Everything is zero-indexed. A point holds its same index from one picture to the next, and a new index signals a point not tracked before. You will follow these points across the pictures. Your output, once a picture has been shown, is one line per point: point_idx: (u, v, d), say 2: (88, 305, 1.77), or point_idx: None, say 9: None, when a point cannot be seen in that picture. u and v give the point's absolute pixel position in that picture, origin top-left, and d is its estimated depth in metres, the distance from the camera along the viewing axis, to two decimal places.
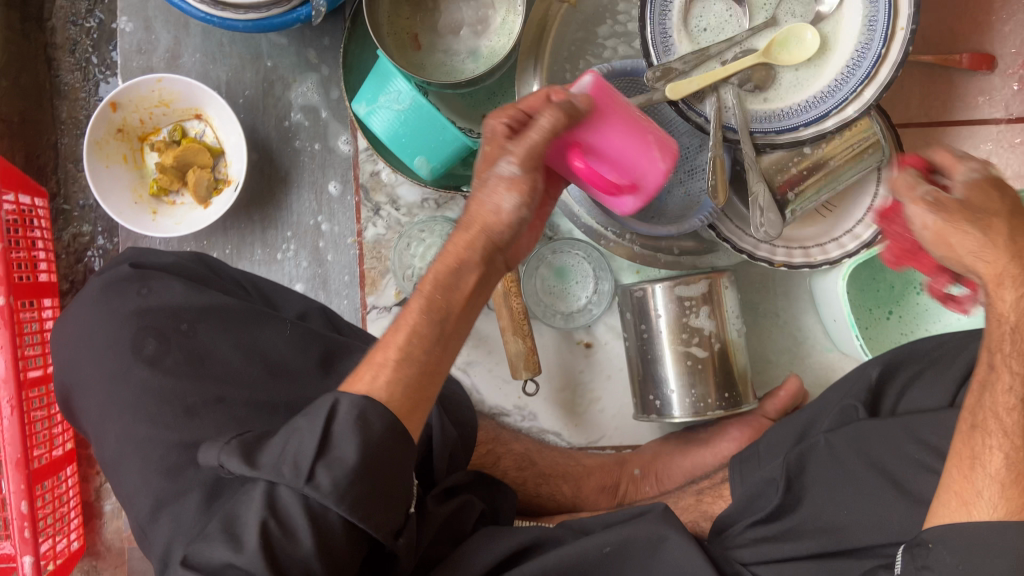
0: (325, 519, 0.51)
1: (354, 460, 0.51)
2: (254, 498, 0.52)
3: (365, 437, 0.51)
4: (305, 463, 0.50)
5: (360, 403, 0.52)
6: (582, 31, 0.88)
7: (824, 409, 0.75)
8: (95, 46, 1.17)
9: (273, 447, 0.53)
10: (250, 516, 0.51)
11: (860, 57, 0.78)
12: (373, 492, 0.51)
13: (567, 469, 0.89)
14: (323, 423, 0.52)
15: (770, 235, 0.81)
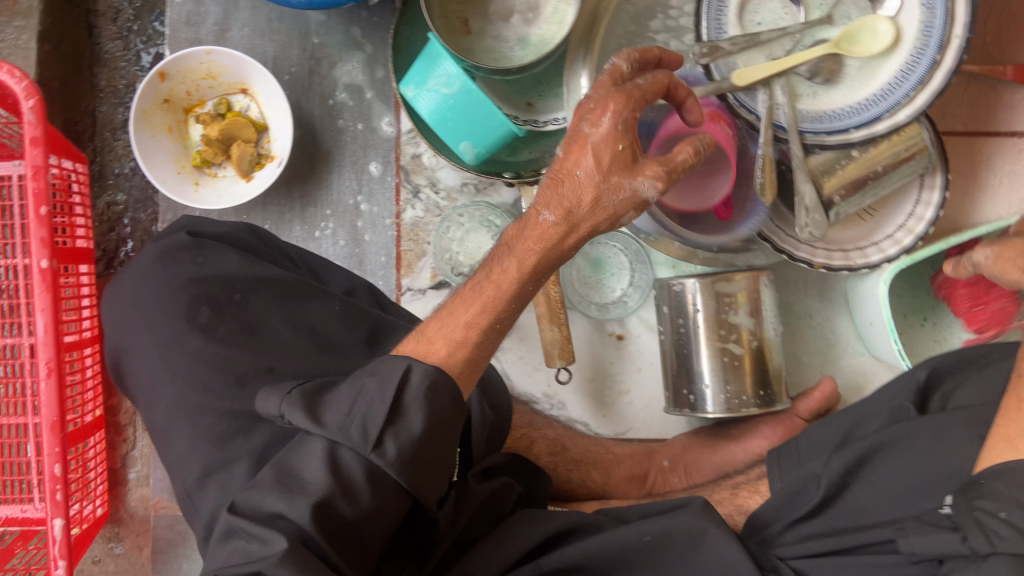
0: (385, 486, 0.53)
1: (417, 432, 0.54)
2: (313, 452, 0.54)
3: (432, 410, 0.54)
4: (374, 429, 0.53)
5: (432, 375, 0.55)
6: (633, 25, 0.87)
7: (871, 411, 0.77)
8: (137, 15, 1.19)
9: (340, 404, 0.55)
10: (309, 474, 0.53)
11: (915, 62, 0.78)
12: (428, 464, 0.55)
13: (598, 456, 0.90)
14: (395, 391, 0.54)
15: (813, 236, 0.82)
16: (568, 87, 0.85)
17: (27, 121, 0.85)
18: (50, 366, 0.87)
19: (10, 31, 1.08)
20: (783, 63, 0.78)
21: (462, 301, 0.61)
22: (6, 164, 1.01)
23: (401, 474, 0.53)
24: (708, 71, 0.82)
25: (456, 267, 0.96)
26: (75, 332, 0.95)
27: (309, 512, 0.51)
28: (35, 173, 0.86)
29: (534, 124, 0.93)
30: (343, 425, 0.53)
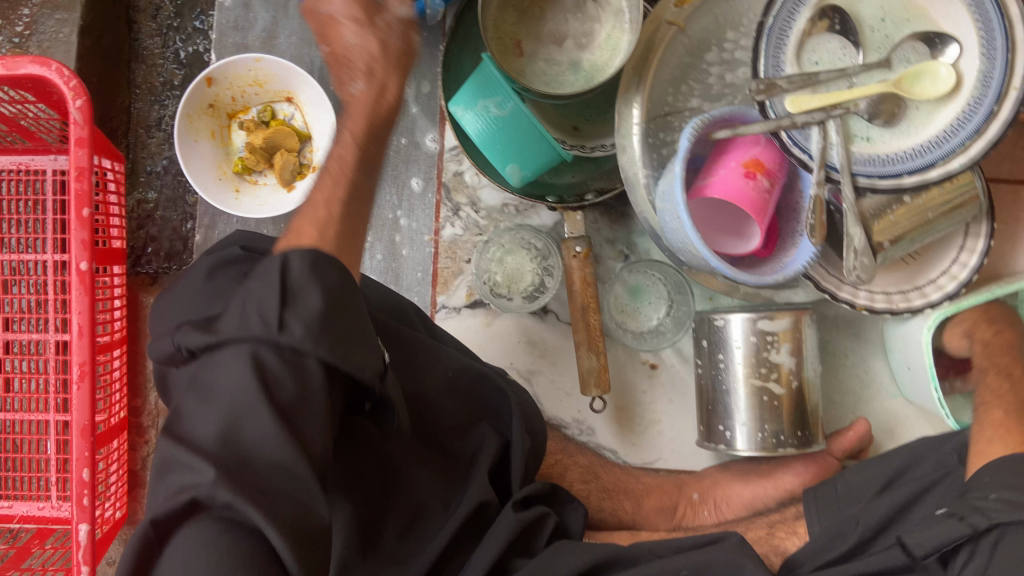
0: (298, 364, 0.51)
1: (318, 307, 0.52)
2: (224, 364, 0.50)
3: (325, 284, 0.53)
4: (271, 315, 0.51)
5: (311, 256, 0.54)
6: (688, 57, 0.87)
7: (919, 459, 0.80)
8: (179, 13, 1.17)
9: (230, 315, 0.52)
10: (224, 386, 0.49)
11: (971, 112, 0.74)
12: (347, 337, 0.53)
13: (629, 485, 0.91)
14: (278, 279, 0.52)
15: (860, 279, 0.82)
16: (621, 113, 0.88)
17: (73, 121, 0.85)
18: (85, 370, 0.87)
19: (52, 24, 1.07)
20: (841, 95, 0.78)
21: (316, 189, 0.65)
22: (43, 159, 1.03)
23: (317, 346, 0.51)
24: (763, 108, 0.82)
25: (496, 289, 0.95)
26: (105, 334, 0.95)
27: (233, 416, 0.49)
28: (79, 173, 0.86)
29: (582, 149, 0.92)
30: (241, 326, 0.51)
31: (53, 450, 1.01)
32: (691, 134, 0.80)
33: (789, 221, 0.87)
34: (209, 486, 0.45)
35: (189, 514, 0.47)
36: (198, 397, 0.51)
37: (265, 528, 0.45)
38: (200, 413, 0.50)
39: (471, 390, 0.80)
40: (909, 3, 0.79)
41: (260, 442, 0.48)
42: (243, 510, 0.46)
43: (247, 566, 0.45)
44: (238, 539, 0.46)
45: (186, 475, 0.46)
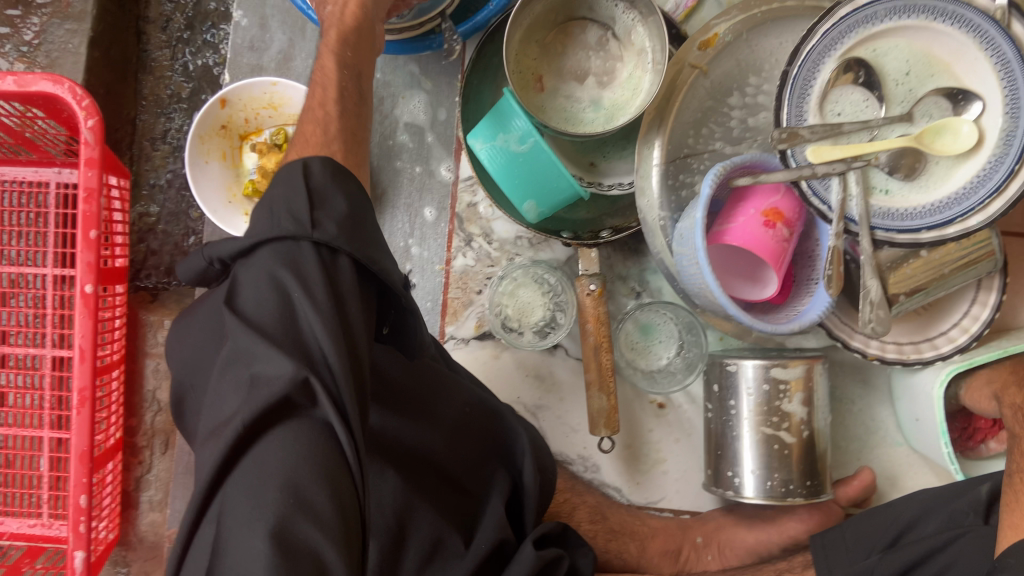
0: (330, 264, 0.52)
1: (343, 210, 0.55)
2: (264, 263, 0.52)
3: (346, 192, 0.57)
4: (303, 215, 0.53)
5: (330, 166, 0.58)
6: (710, 100, 0.87)
7: (929, 511, 0.80)
8: (189, 25, 1.15)
9: (257, 220, 0.54)
10: (266, 272, 0.51)
11: (992, 169, 0.73)
12: (368, 237, 0.56)
13: (635, 527, 0.91)
14: (302, 181, 0.55)
15: (876, 331, 0.82)
16: (640, 155, 0.88)
17: (84, 141, 0.85)
18: (84, 395, 0.87)
19: (61, 34, 1.06)
20: (862, 147, 0.76)
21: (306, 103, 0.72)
22: (48, 172, 1.00)
23: (348, 243, 0.53)
24: (784, 157, 0.81)
25: (506, 323, 0.94)
26: (106, 355, 0.95)
27: (281, 317, 0.50)
28: (88, 195, 0.86)
29: (599, 187, 0.92)
30: (272, 226, 0.53)
31: (45, 467, 0.98)
32: (713, 181, 0.79)
33: (808, 267, 0.86)
34: (288, 381, 0.47)
35: (274, 419, 0.47)
36: (253, 276, 0.52)
37: (332, 420, 0.48)
38: (250, 288, 0.52)
39: (483, 429, 0.78)
40: (932, 58, 0.76)
41: (313, 337, 0.49)
42: (319, 404, 0.48)
43: (319, 461, 0.46)
44: (310, 436, 0.47)
45: (260, 368, 0.48)
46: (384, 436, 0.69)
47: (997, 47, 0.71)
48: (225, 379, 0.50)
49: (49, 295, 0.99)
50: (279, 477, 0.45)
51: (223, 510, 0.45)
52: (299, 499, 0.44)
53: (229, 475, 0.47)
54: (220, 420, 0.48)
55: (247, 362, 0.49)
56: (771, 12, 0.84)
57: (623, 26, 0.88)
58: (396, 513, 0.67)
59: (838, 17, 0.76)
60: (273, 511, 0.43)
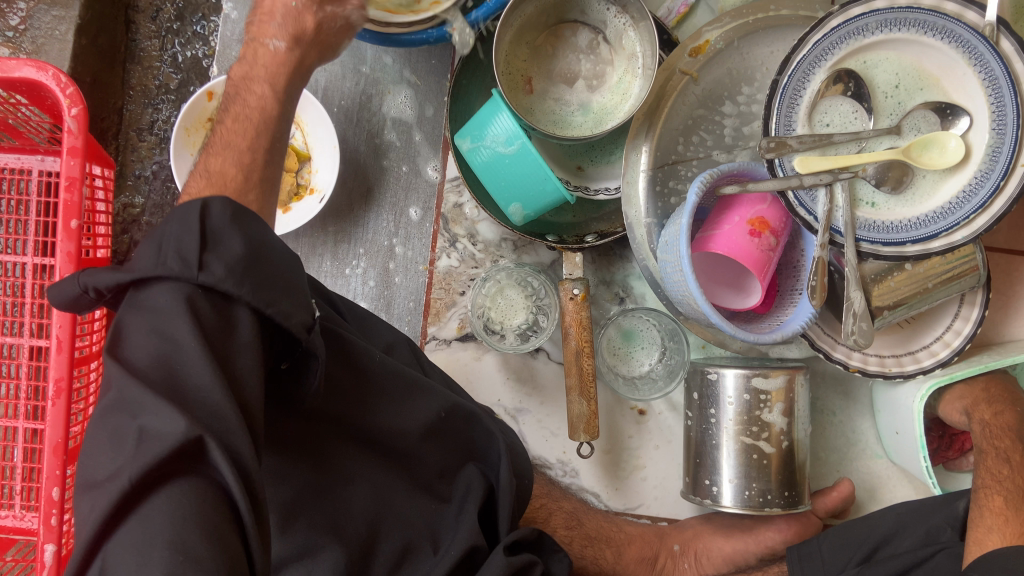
0: (224, 312, 0.49)
1: (240, 251, 0.50)
2: (153, 306, 0.48)
3: (247, 231, 0.51)
4: (191, 255, 0.48)
5: (232, 205, 0.51)
6: (701, 108, 0.87)
7: (905, 527, 0.83)
8: (179, 15, 1.14)
9: (143, 255, 0.49)
10: (155, 317, 0.48)
11: (977, 185, 0.73)
12: (268, 279, 0.51)
13: (612, 534, 0.89)
14: (198, 219, 0.49)
15: (859, 343, 0.82)
16: (627, 159, 0.87)
17: (68, 130, 0.84)
18: (60, 386, 0.87)
19: (47, 20, 1.05)
20: (850, 158, 0.77)
21: None
22: (30, 159, 0.99)
23: (239, 288, 0.49)
24: (772, 166, 0.82)
25: (488, 325, 0.93)
26: (84, 345, 0.94)
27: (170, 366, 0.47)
28: (69, 184, 0.85)
29: (585, 191, 0.91)
30: (156, 263, 0.48)
31: (19, 458, 0.97)
32: (700, 188, 0.78)
33: (794, 280, 0.86)
34: (181, 436, 0.44)
35: (167, 473, 0.44)
36: (144, 319, 0.48)
37: (225, 475, 0.45)
38: (139, 330, 0.48)
39: (457, 433, 0.77)
40: (922, 71, 0.76)
41: (201, 390, 0.46)
42: (212, 459, 0.45)
43: (206, 519, 0.43)
44: (201, 488, 0.45)
45: (148, 421, 0.44)
46: (324, 440, 0.69)
47: (985, 63, 0.71)
48: (104, 429, 0.46)
49: (28, 284, 0.98)
50: (165, 535, 0.42)
51: (102, 566, 0.43)
52: (188, 556, 0.42)
53: (115, 533, 0.44)
54: (107, 473, 0.44)
55: (134, 411, 0.45)
56: (764, 20, 0.83)
57: (614, 30, 0.88)
58: (360, 534, 0.68)
59: (830, 28, 0.75)
60: (156, 569, 0.41)
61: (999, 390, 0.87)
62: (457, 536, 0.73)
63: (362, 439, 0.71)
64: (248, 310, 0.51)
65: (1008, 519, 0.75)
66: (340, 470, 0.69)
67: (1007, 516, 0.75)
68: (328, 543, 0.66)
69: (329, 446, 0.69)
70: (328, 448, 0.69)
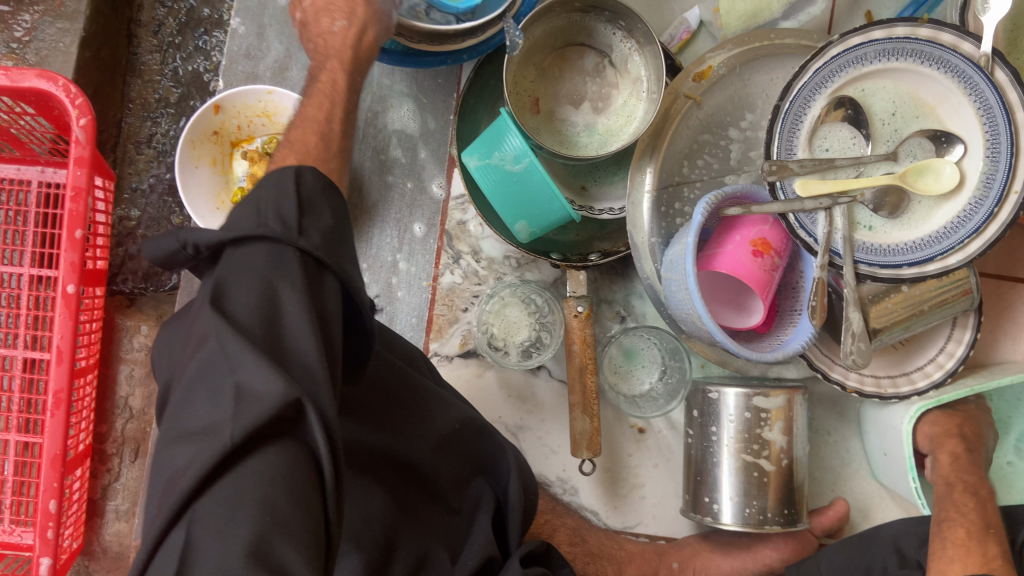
0: (322, 277, 0.51)
1: (328, 221, 0.53)
2: (252, 265, 0.49)
3: (334, 206, 0.55)
4: (292, 219, 0.50)
5: (322, 177, 0.55)
6: (706, 132, 0.89)
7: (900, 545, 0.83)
8: (181, 30, 1.15)
9: (242, 214, 0.50)
10: (254, 273, 0.48)
11: (972, 210, 0.75)
12: (348, 255, 0.53)
13: (613, 550, 0.90)
14: (295, 186, 0.52)
15: (858, 363, 0.83)
16: (632, 181, 0.89)
17: (76, 140, 0.84)
18: (60, 398, 0.86)
19: (51, 32, 1.05)
20: (847, 183, 0.80)
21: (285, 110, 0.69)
22: (30, 171, 0.99)
23: (330, 256, 0.51)
24: (773, 189, 0.83)
25: (492, 341, 0.94)
26: (82, 357, 0.93)
27: (273, 330, 0.47)
28: (75, 194, 0.85)
29: (589, 210, 0.93)
30: (257, 224, 0.49)
31: (10, 471, 0.95)
32: (706, 209, 0.80)
33: (793, 300, 0.87)
34: (280, 398, 0.44)
35: (265, 438, 0.44)
36: (242, 276, 0.48)
37: (320, 445, 0.45)
38: (239, 287, 0.48)
39: (470, 446, 0.79)
40: (918, 100, 0.79)
41: (299, 355, 0.47)
42: (308, 424, 0.45)
43: (294, 483, 0.44)
44: (295, 450, 0.45)
45: (247, 376, 0.44)
46: (352, 443, 0.69)
47: (980, 92, 0.74)
48: (201, 385, 0.45)
49: (24, 295, 0.97)
50: (256, 495, 0.42)
51: (191, 518, 0.42)
52: (275, 517, 0.42)
53: (206, 492, 0.42)
54: (202, 426, 0.44)
55: (231, 366, 0.45)
56: (765, 48, 0.86)
57: (620, 54, 0.91)
58: (382, 536, 0.67)
59: (829, 57, 0.78)
60: (248, 530, 0.41)
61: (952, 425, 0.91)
62: (472, 547, 0.73)
63: (384, 450, 0.72)
64: (335, 282, 0.52)
65: (970, 550, 0.76)
66: (363, 473, 0.69)
67: (968, 546, 0.77)
68: (348, 550, 0.64)
69: (356, 450, 0.69)
70: (355, 449, 0.69)
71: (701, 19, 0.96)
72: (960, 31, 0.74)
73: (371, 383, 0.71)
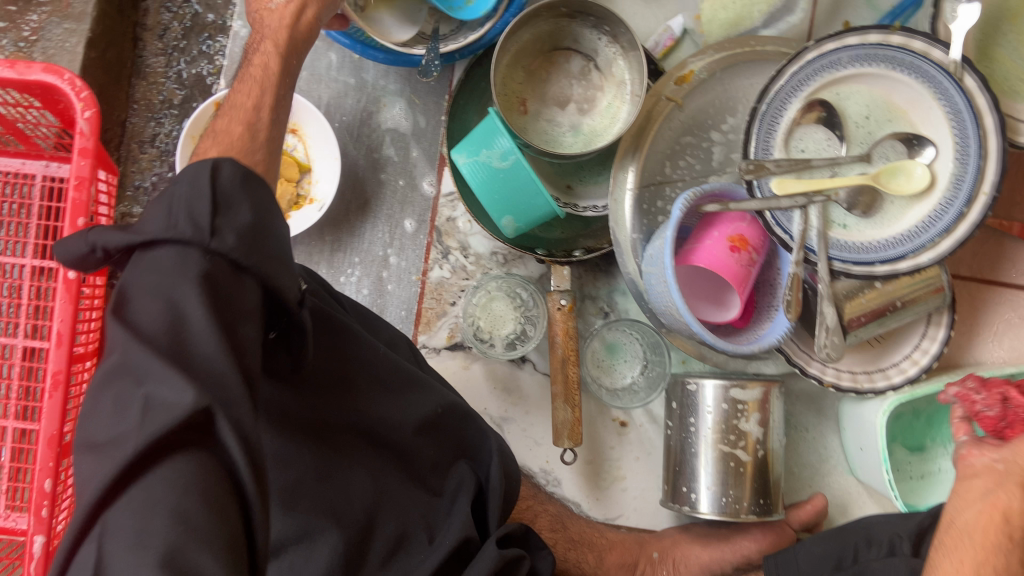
0: (247, 288, 0.51)
1: (247, 220, 0.51)
2: (163, 271, 0.49)
3: (254, 199, 0.52)
4: (203, 220, 0.49)
5: (242, 170, 0.53)
6: (687, 133, 0.92)
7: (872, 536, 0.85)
8: (185, 35, 1.19)
9: (156, 216, 0.50)
10: (163, 278, 0.48)
11: (941, 212, 0.77)
12: (269, 253, 0.52)
13: (593, 539, 0.91)
14: (208, 181, 0.50)
15: (831, 356, 0.85)
16: (615, 179, 0.92)
17: (80, 132, 0.88)
18: (58, 379, 0.89)
19: (59, 32, 1.09)
20: (822, 182, 0.82)
21: None
22: (35, 165, 1.04)
23: (248, 256, 0.50)
24: (750, 188, 0.86)
25: (478, 333, 0.97)
26: (82, 344, 0.96)
27: (181, 336, 0.47)
28: (79, 183, 0.88)
29: (574, 207, 0.96)
30: (167, 228, 0.49)
31: (6, 456, 0.98)
32: (683, 206, 0.82)
33: (770, 298, 0.90)
34: (188, 408, 0.44)
35: (172, 448, 0.45)
36: (152, 282, 0.48)
37: (234, 454, 0.46)
38: (147, 292, 0.48)
39: (452, 431, 0.83)
40: (891, 104, 0.82)
41: (209, 359, 0.47)
42: (220, 433, 0.46)
43: (207, 489, 0.44)
44: (207, 459, 0.45)
45: (156, 389, 0.45)
46: (323, 426, 0.71)
47: (950, 97, 0.77)
48: (111, 395, 0.46)
49: (26, 285, 1.00)
50: (169, 503, 0.43)
51: (103, 529, 0.43)
52: (188, 526, 0.42)
53: (115, 503, 0.44)
54: (109, 439, 0.45)
55: (138, 380, 0.45)
56: (744, 54, 0.90)
57: (605, 58, 0.94)
58: (363, 514, 0.72)
59: (805, 61, 0.82)
60: (160, 540, 0.41)
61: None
62: (452, 528, 0.76)
63: (360, 433, 0.75)
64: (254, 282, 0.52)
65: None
66: (339, 453, 0.72)
67: None
68: (329, 528, 0.68)
69: (330, 432, 0.72)
70: (327, 433, 0.71)
71: (683, 27, 1.00)
72: (931, 38, 0.77)
73: (338, 369, 0.73)
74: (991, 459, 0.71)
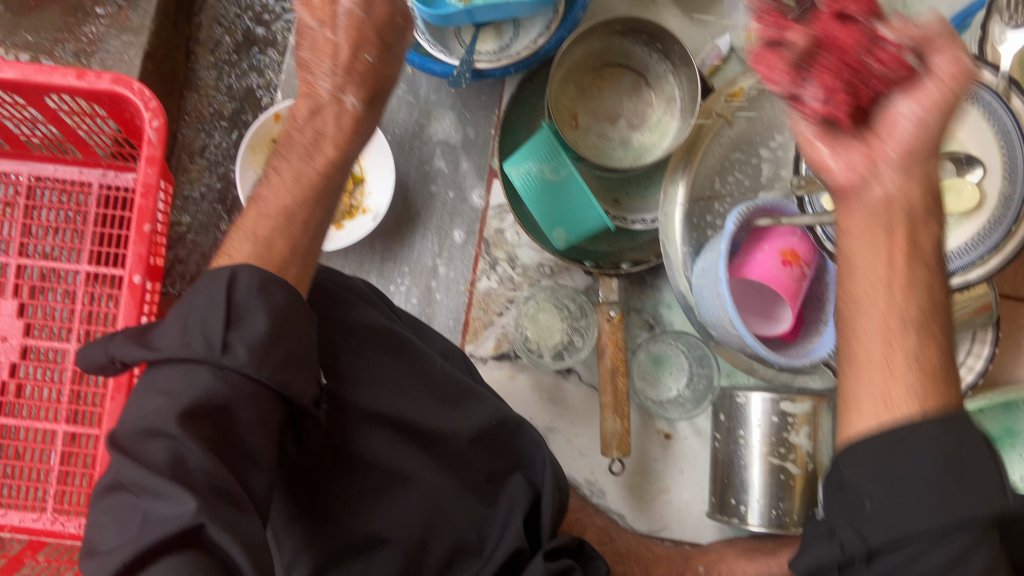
0: (262, 399, 0.55)
1: (262, 328, 0.56)
2: (173, 387, 0.53)
3: (270, 307, 0.57)
4: (216, 337, 0.54)
5: (260, 276, 0.58)
6: (735, 150, 0.94)
7: None
8: (237, 49, 1.22)
9: (171, 334, 0.55)
10: (173, 395, 0.52)
11: (991, 229, 0.78)
12: (282, 359, 0.56)
13: (641, 551, 0.92)
14: (224, 293, 0.56)
15: None
16: (665, 194, 0.94)
17: (147, 141, 0.90)
18: (121, 383, 0.89)
19: (117, 44, 1.12)
20: None
21: None
22: (91, 174, 1.06)
23: (260, 369, 0.55)
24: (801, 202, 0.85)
25: (527, 343, 0.99)
26: None
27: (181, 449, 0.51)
28: (146, 190, 0.91)
29: (623, 221, 0.97)
30: (182, 345, 0.54)
31: (56, 461, 0.98)
32: (737, 220, 0.84)
33: (814, 315, 0.91)
34: (188, 517, 0.48)
35: (172, 548, 0.48)
36: (159, 398, 0.53)
37: (230, 553, 0.48)
38: (154, 405, 0.53)
39: (503, 445, 0.83)
40: None
41: (207, 471, 0.50)
42: (214, 539, 0.49)
43: None
44: (199, 557, 0.48)
45: (155, 505, 0.48)
46: (372, 440, 0.72)
47: (999, 117, 0.78)
48: (115, 508, 0.50)
49: (80, 291, 1.02)
50: None
51: None
52: None
53: None
54: (110, 547, 0.49)
55: (140, 495, 0.49)
56: None
57: (655, 75, 0.96)
58: (419, 528, 0.72)
59: None
60: None
61: (926, 139, 0.54)
62: (504, 540, 0.77)
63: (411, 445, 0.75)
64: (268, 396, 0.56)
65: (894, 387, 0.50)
66: (388, 467, 0.72)
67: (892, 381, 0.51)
68: (392, 540, 0.71)
69: (380, 445, 0.72)
70: (377, 446, 0.72)
71: (731, 46, 1.00)
72: (979, 60, 0.78)
73: (383, 384, 0.74)
74: (878, 187, 0.54)
